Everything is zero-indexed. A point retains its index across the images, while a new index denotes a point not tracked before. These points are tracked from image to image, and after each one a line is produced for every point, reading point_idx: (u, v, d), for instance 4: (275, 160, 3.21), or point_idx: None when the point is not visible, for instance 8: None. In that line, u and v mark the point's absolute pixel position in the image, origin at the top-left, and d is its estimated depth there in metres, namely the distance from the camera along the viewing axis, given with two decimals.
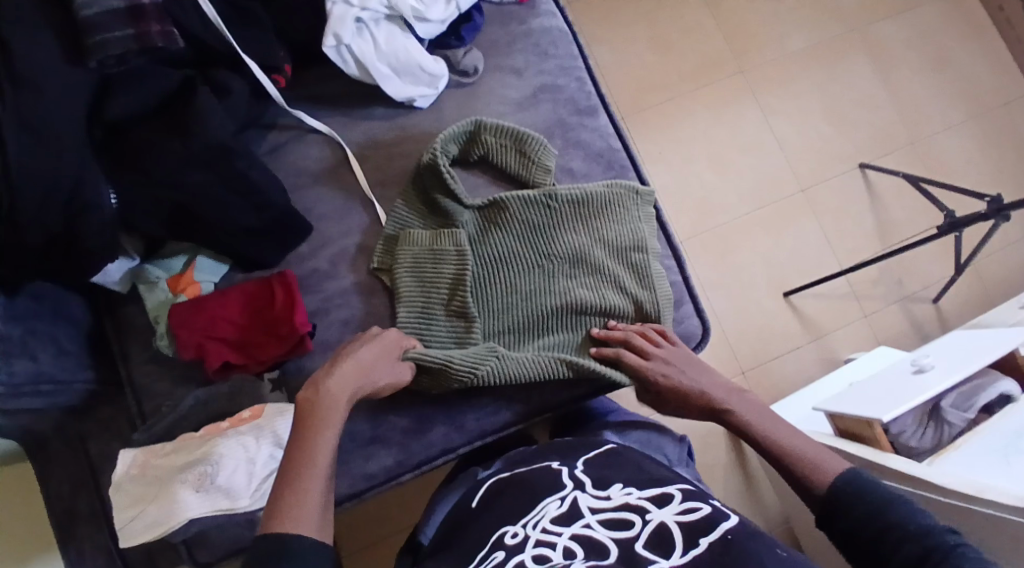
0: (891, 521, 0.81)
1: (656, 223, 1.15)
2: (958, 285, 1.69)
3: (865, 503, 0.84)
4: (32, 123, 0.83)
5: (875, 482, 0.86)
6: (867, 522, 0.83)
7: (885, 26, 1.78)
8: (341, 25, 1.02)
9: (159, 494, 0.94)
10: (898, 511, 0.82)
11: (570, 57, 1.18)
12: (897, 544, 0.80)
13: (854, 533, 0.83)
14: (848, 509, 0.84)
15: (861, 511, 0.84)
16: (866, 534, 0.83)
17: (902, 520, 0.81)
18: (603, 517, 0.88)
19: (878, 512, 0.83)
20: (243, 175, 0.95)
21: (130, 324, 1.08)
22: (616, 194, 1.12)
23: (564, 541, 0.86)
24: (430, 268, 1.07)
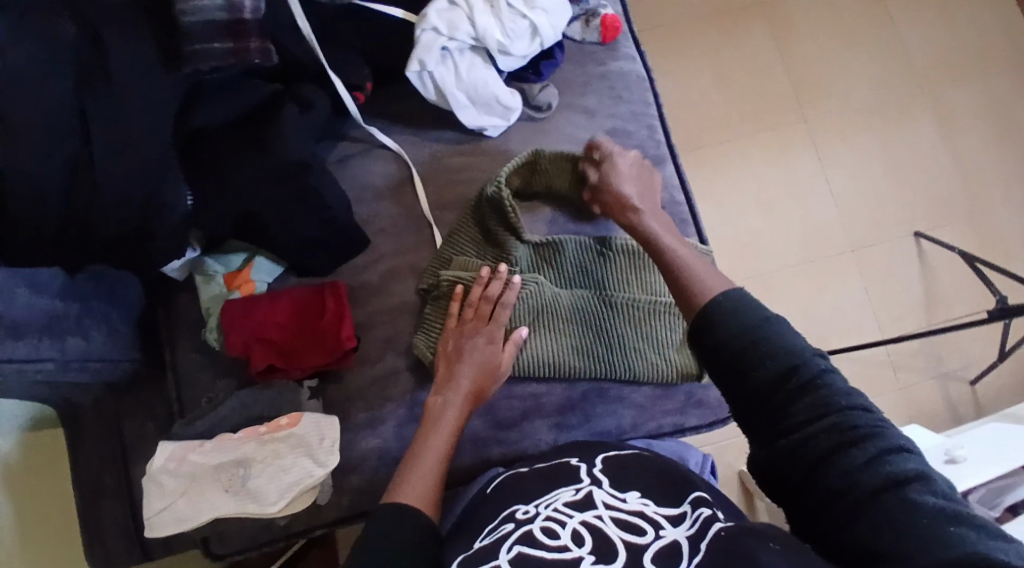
0: (771, 353, 0.77)
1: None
2: (999, 369, 1.65)
3: (749, 320, 0.80)
4: (119, 121, 0.85)
5: (751, 301, 0.82)
6: (748, 338, 0.78)
7: (960, 95, 1.72)
8: (427, 52, 1.04)
9: (192, 494, 0.99)
10: (781, 334, 0.78)
11: (643, 104, 1.19)
12: (779, 372, 0.77)
13: (731, 348, 0.79)
14: (725, 328, 0.80)
15: (738, 330, 0.79)
16: (745, 351, 0.78)
17: (786, 346, 0.77)
18: (616, 515, 0.85)
19: (759, 330, 0.79)
20: (315, 191, 0.99)
21: (182, 313, 1.11)
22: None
23: (573, 524, 0.84)
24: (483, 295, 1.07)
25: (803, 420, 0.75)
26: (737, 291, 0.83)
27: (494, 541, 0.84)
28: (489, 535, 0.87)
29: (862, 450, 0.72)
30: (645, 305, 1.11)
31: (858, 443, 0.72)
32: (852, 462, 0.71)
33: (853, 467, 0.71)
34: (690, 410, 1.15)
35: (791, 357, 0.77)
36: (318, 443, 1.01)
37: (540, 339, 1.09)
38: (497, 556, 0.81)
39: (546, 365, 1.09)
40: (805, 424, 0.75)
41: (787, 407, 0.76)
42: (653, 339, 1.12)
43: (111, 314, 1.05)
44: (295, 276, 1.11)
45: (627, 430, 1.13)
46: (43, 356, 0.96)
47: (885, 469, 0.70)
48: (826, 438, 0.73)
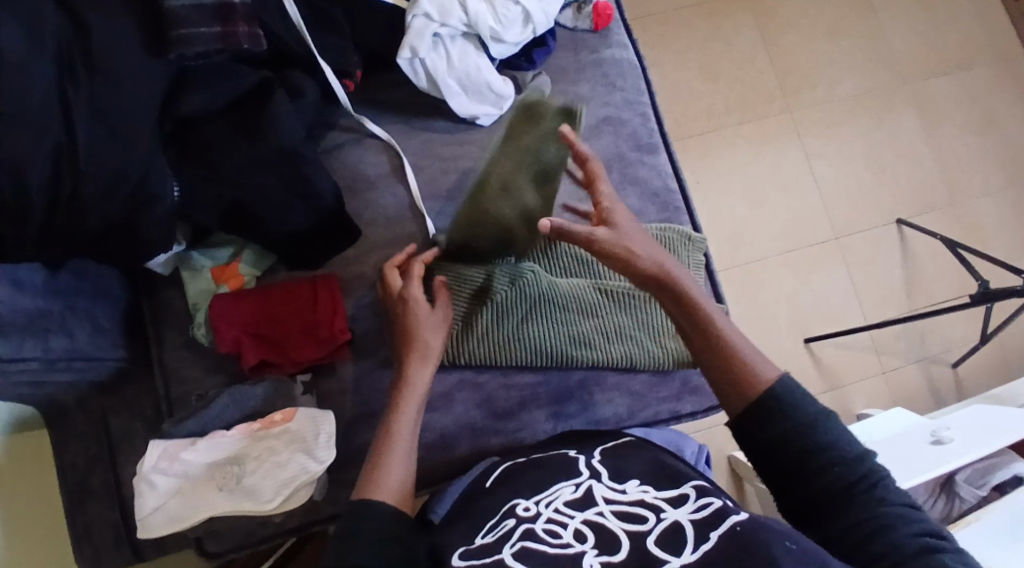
0: (814, 430, 0.82)
1: (704, 270, 1.15)
2: (980, 352, 1.67)
3: (794, 413, 0.83)
4: (103, 108, 0.83)
5: (803, 394, 0.85)
6: (799, 436, 0.82)
7: (938, 83, 1.74)
8: (419, 39, 1.04)
9: (187, 492, 0.96)
10: (832, 431, 0.82)
11: (636, 92, 1.19)
12: (827, 467, 0.80)
13: (781, 445, 0.82)
14: (776, 418, 0.83)
15: (791, 429, 0.82)
16: (796, 448, 0.81)
17: (834, 442, 0.81)
18: (617, 508, 0.84)
19: (811, 428, 0.82)
20: (306, 179, 0.98)
21: (168, 308, 1.08)
22: (670, 237, 1.12)
23: (575, 523, 0.83)
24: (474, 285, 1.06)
25: (851, 514, 0.78)
26: (786, 379, 0.86)
27: (495, 540, 0.83)
28: (490, 531, 0.86)
29: (899, 532, 0.75)
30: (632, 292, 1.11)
31: (891, 527, 0.76)
32: (895, 541, 0.75)
33: (895, 548, 0.74)
34: (685, 397, 1.14)
35: (842, 456, 0.80)
36: (316, 436, 0.98)
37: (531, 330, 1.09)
38: (501, 552, 0.81)
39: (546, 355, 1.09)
40: (851, 518, 0.77)
41: (838, 501, 0.79)
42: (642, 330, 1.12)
43: (95, 311, 1.02)
44: (284, 269, 1.08)
45: (622, 419, 1.12)
46: (26, 356, 0.93)
47: (922, 545, 0.74)
48: (867, 525, 0.76)
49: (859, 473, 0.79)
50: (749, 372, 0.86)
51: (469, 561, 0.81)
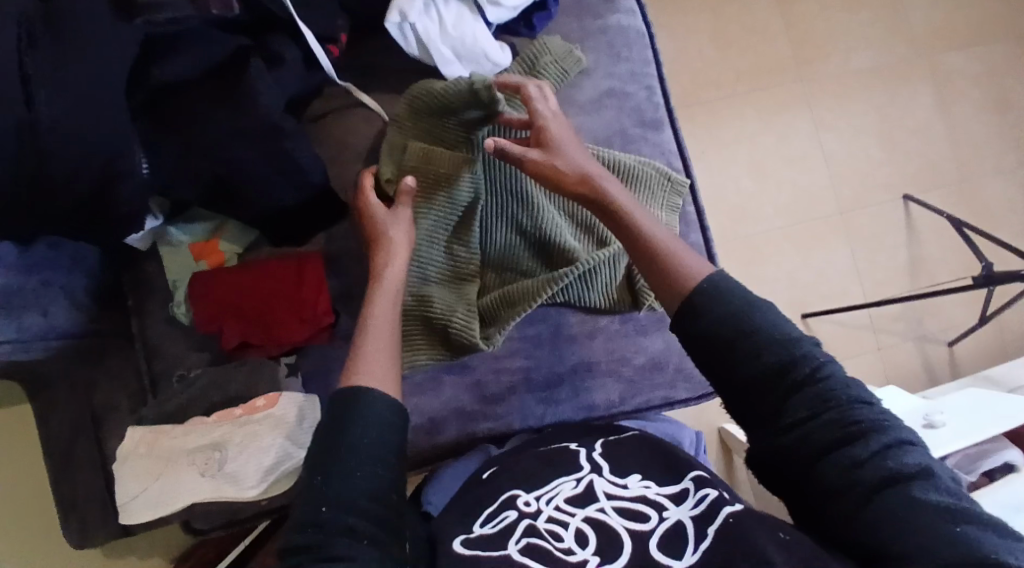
0: (751, 330, 0.76)
1: (684, 209, 1.10)
2: (978, 333, 1.65)
3: (727, 301, 0.78)
4: (65, 80, 0.77)
5: (737, 283, 0.80)
6: (726, 323, 0.77)
7: (956, 55, 1.67)
8: (409, 1, 0.99)
9: (166, 477, 0.94)
10: (766, 315, 0.77)
11: (643, 62, 1.13)
12: (761, 355, 0.75)
13: (715, 333, 0.77)
14: (713, 321, 0.78)
15: (732, 316, 0.77)
16: (728, 338, 0.77)
17: (769, 328, 0.76)
18: (619, 505, 0.82)
19: (742, 315, 0.77)
20: (289, 157, 0.92)
21: (149, 283, 1.03)
22: (649, 173, 1.07)
23: (576, 522, 0.81)
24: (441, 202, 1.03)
25: (799, 413, 0.74)
26: (715, 274, 0.81)
27: (497, 536, 0.82)
28: (490, 521, 0.85)
29: (868, 443, 0.71)
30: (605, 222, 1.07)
31: (852, 436, 0.71)
32: (857, 454, 0.70)
33: (861, 456, 0.70)
34: (681, 384, 1.11)
35: (782, 343, 0.76)
36: (299, 419, 0.96)
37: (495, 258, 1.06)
38: (506, 548, 0.79)
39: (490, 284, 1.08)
40: (800, 418, 0.74)
41: (782, 395, 0.75)
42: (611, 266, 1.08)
43: (72, 286, 0.98)
44: (269, 245, 1.04)
45: (616, 407, 1.09)
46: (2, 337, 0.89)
47: (884, 462, 0.70)
48: (823, 431, 0.72)
49: (801, 361, 0.75)
50: (675, 271, 0.82)
51: (473, 551, 0.81)
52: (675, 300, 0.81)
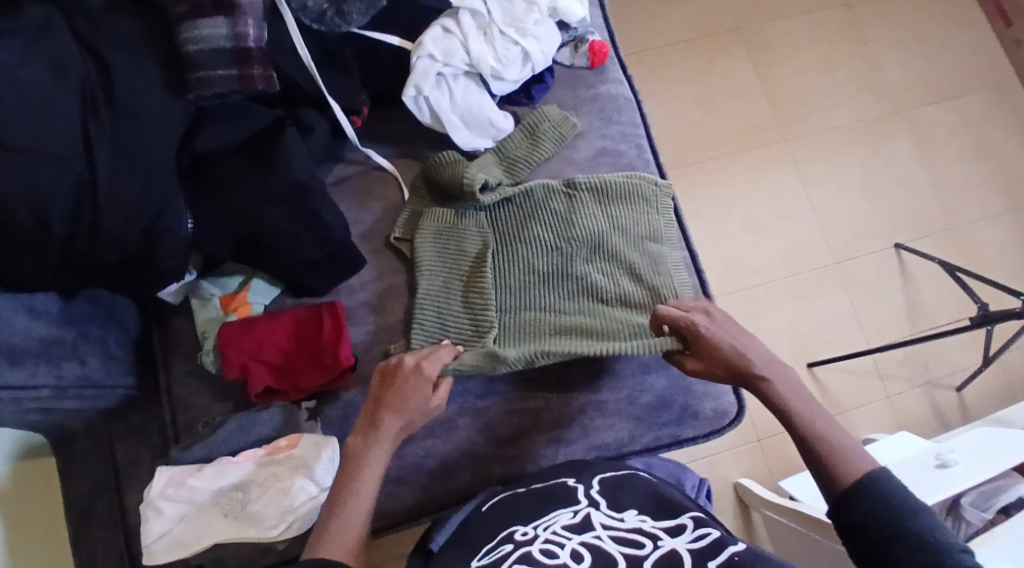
0: (890, 509, 0.83)
1: (674, 215, 1.19)
2: (983, 376, 1.68)
3: (891, 504, 0.83)
4: (128, 149, 0.88)
5: (904, 488, 0.85)
6: (886, 522, 0.82)
7: (932, 110, 1.77)
8: (424, 78, 1.08)
9: (193, 518, 0.99)
10: (921, 515, 0.82)
11: (632, 124, 1.22)
12: (912, 551, 0.80)
13: (872, 532, 0.83)
14: (856, 501, 0.85)
15: (878, 507, 0.84)
16: (885, 538, 0.82)
17: (924, 530, 0.81)
18: (615, 534, 0.88)
19: (902, 517, 0.82)
20: (316, 214, 1.01)
21: (178, 336, 1.10)
22: (636, 183, 1.17)
23: (572, 544, 0.87)
24: (454, 250, 1.12)
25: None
26: (880, 471, 0.87)
27: (493, 562, 0.87)
28: (487, 555, 0.90)
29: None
30: (608, 236, 1.12)
31: None
32: None
33: None
34: (687, 423, 1.15)
35: (926, 542, 0.80)
36: (319, 464, 1.00)
37: (512, 292, 1.10)
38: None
39: (510, 323, 1.09)
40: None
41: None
42: (620, 275, 1.11)
43: (106, 339, 1.05)
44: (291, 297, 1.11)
45: (627, 443, 1.14)
46: (39, 383, 0.95)
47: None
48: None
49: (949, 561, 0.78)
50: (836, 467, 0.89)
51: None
52: (836, 492, 0.88)
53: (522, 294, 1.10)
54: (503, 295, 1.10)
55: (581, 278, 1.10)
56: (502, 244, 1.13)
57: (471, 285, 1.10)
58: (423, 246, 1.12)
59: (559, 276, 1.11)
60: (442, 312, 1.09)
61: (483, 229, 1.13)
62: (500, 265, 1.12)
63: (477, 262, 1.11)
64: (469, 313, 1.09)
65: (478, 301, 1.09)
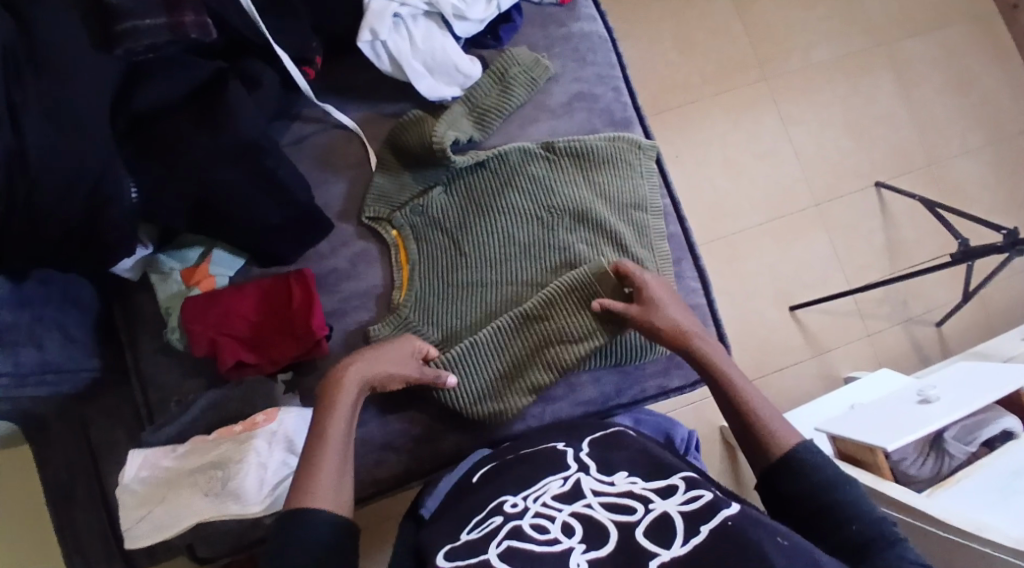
0: (824, 485, 0.83)
1: (657, 177, 1.15)
2: (963, 310, 1.68)
3: (818, 476, 0.84)
4: (56, 111, 0.80)
5: (827, 458, 0.86)
6: (814, 491, 0.83)
7: (912, 43, 1.72)
8: (379, 20, 1.00)
9: (170, 500, 0.93)
10: (853, 492, 0.83)
11: (608, 65, 1.15)
12: (841, 518, 0.81)
13: (799, 501, 0.83)
14: (802, 472, 0.85)
15: (813, 485, 0.84)
16: (815, 507, 0.82)
17: (849, 499, 0.82)
18: (605, 500, 0.84)
19: (829, 488, 0.83)
20: (271, 173, 0.94)
21: (141, 313, 1.05)
22: (618, 147, 1.12)
23: (563, 516, 0.83)
24: (431, 224, 1.08)
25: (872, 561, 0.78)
26: (807, 442, 0.87)
27: (480, 537, 0.84)
28: (476, 528, 0.86)
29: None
30: (591, 205, 1.08)
31: None
32: None
33: None
34: (673, 372, 1.12)
35: (855, 511, 0.81)
36: (297, 434, 0.96)
37: (493, 267, 1.07)
38: (486, 552, 0.81)
39: (493, 300, 1.06)
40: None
41: (856, 553, 0.79)
42: (604, 244, 1.08)
43: (64, 321, 1.00)
44: (257, 266, 1.06)
45: (612, 399, 1.11)
46: None
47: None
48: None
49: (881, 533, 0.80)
50: (769, 439, 0.88)
51: (456, 560, 0.82)
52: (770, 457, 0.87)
53: (504, 267, 1.07)
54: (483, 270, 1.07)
55: (564, 249, 1.08)
56: (480, 214, 1.08)
57: (450, 261, 1.07)
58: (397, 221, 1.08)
59: (540, 249, 1.08)
60: (422, 290, 1.06)
61: (460, 200, 1.09)
62: (479, 237, 1.07)
63: (454, 236, 1.08)
64: (450, 291, 1.07)
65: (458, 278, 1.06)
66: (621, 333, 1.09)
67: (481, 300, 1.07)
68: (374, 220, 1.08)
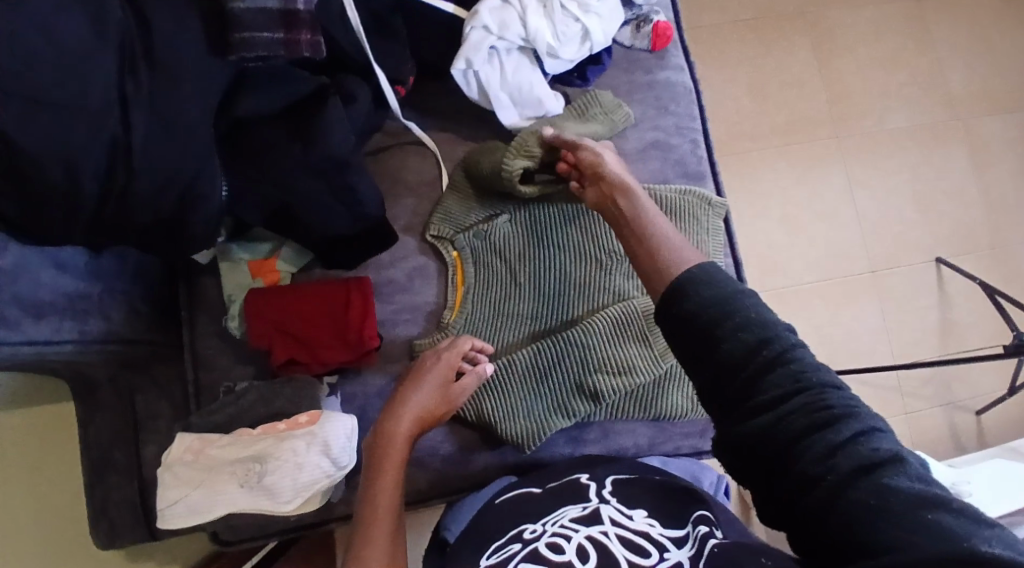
0: (732, 319, 0.73)
1: (723, 235, 1.14)
2: (1007, 403, 1.65)
3: (717, 291, 0.75)
4: (162, 111, 0.85)
5: (725, 277, 0.77)
6: (705, 308, 0.74)
7: (993, 122, 1.70)
8: (475, 52, 1.01)
9: (208, 486, 0.96)
10: (752, 316, 0.73)
11: (689, 117, 1.16)
12: (740, 336, 0.72)
13: (698, 318, 0.74)
14: (698, 309, 0.75)
15: (708, 304, 0.75)
16: (719, 329, 0.73)
17: (747, 316, 0.73)
18: (621, 533, 0.88)
19: (726, 312, 0.74)
20: (351, 188, 0.99)
21: (204, 297, 1.08)
22: (689, 202, 1.11)
23: (578, 538, 0.87)
24: (492, 251, 1.10)
25: (771, 388, 0.70)
26: (705, 263, 0.79)
27: (500, 561, 0.87)
28: (495, 552, 0.89)
29: (834, 433, 0.67)
30: None
31: (835, 420, 0.67)
32: (830, 439, 0.67)
33: (824, 445, 0.67)
34: (710, 434, 1.14)
35: (755, 325, 0.73)
36: (337, 441, 0.98)
37: (546, 300, 1.08)
38: None
39: (540, 331, 1.08)
40: (775, 397, 0.70)
41: (754, 377, 0.71)
42: None
43: (131, 294, 1.04)
44: (320, 267, 1.09)
45: (643, 449, 1.12)
46: (63, 339, 0.95)
47: (856, 449, 0.66)
48: (799, 415, 0.68)
49: (778, 354, 0.71)
50: (668, 266, 0.81)
51: None
52: (662, 290, 0.79)
53: (555, 301, 1.09)
54: (536, 301, 1.09)
55: (618, 293, 1.09)
56: (540, 248, 1.09)
57: (505, 289, 1.09)
58: (459, 242, 1.09)
59: (595, 288, 1.09)
60: (473, 314, 1.08)
61: (523, 230, 1.10)
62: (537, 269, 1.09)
63: (513, 265, 1.09)
64: (500, 318, 1.08)
65: (511, 306, 1.08)
66: (665, 388, 1.10)
67: (530, 330, 1.08)
68: (436, 239, 1.10)
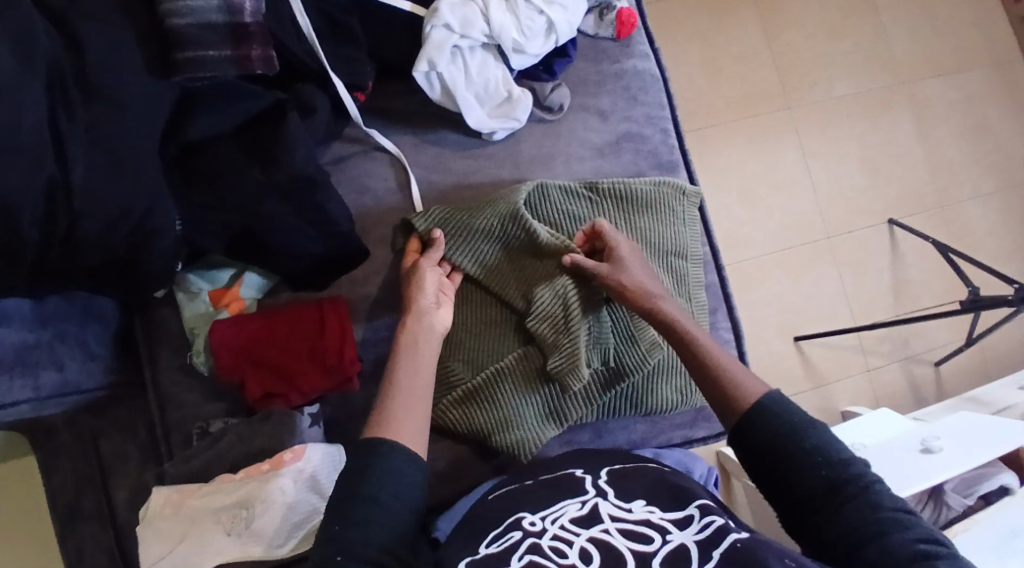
0: (795, 447, 0.81)
1: (699, 224, 1.13)
2: (961, 354, 1.70)
3: (784, 418, 0.83)
4: (103, 140, 0.76)
5: (790, 403, 0.85)
6: (781, 440, 0.82)
7: (935, 84, 1.73)
8: (438, 51, 0.96)
9: (194, 538, 0.90)
10: (818, 436, 0.82)
11: (658, 106, 1.14)
12: (813, 464, 0.80)
13: (772, 449, 0.82)
14: (763, 430, 0.83)
15: (775, 432, 0.83)
16: (779, 452, 0.82)
17: (818, 447, 0.81)
18: (623, 526, 0.82)
19: (795, 432, 0.82)
20: (321, 208, 0.92)
21: (164, 330, 1.01)
22: (663, 193, 1.09)
23: (581, 541, 0.81)
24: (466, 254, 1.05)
25: (835, 502, 0.78)
26: (772, 392, 0.86)
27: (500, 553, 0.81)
28: (496, 541, 0.84)
29: (893, 536, 0.74)
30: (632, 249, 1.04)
31: (893, 529, 0.75)
32: (889, 542, 0.74)
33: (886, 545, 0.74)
34: (700, 423, 1.13)
35: (826, 457, 0.80)
36: (325, 473, 0.94)
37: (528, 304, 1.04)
38: None
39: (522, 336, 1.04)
40: (839, 512, 0.77)
41: (829, 501, 0.78)
42: None
43: (85, 336, 0.96)
44: (288, 289, 1.02)
45: (634, 444, 1.10)
46: (16, 398, 0.89)
47: (918, 551, 0.73)
48: (863, 527, 0.75)
49: (848, 472, 0.79)
50: (734, 393, 0.87)
51: None
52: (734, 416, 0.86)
53: None
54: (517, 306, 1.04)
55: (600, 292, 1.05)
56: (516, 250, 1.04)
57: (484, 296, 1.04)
58: None
59: None
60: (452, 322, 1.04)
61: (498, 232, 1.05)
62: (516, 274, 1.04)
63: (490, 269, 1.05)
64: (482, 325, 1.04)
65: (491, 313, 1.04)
66: (655, 384, 1.08)
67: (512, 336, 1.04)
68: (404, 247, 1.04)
